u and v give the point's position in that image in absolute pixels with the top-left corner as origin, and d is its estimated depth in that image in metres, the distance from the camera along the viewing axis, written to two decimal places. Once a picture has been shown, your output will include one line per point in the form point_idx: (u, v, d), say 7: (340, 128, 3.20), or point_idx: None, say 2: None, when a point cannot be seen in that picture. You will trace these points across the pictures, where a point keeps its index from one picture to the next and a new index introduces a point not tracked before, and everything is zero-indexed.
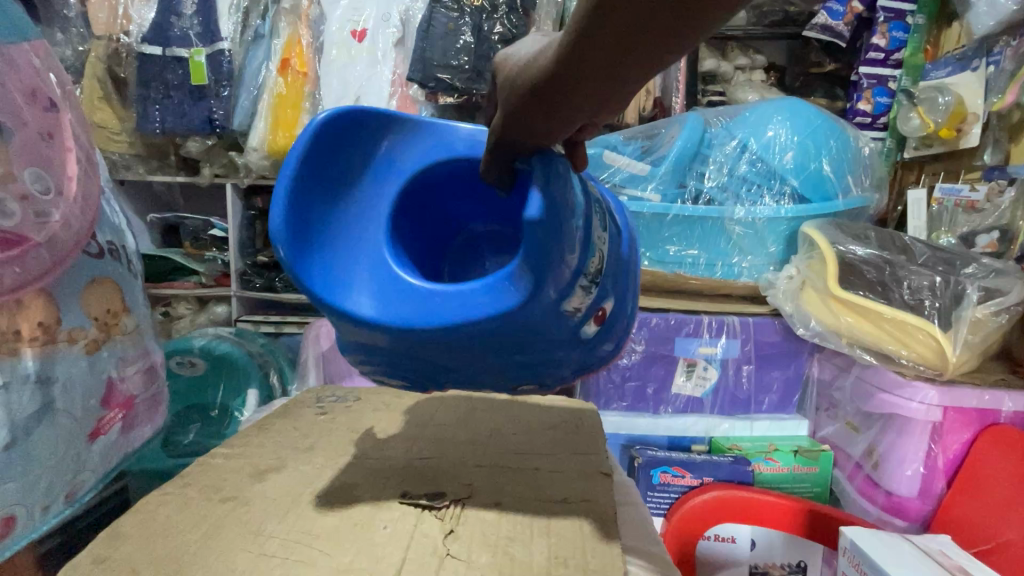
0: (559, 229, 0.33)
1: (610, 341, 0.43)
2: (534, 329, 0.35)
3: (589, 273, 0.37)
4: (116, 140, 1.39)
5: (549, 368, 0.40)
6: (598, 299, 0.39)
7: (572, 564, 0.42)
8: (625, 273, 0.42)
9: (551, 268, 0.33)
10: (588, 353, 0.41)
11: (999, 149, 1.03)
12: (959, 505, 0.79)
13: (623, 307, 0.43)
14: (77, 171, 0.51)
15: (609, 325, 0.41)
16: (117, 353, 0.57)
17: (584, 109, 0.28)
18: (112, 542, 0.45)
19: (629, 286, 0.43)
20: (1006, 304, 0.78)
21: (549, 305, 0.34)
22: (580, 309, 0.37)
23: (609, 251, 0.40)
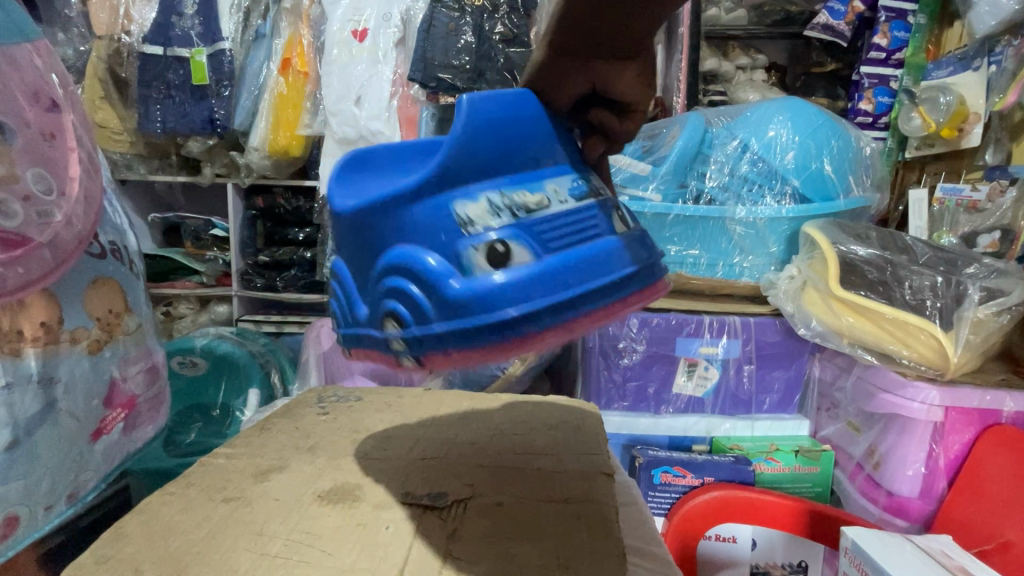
0: (492, 128, 0.33)
1: (494, 316, 0.32)
2: (420, 213, 0.34)
3: (519, 203, 0.34)
4: (117, 139, 1.39)
5: (418, 302, 0.34)
6: (508, 239, 0.33)
7: (574, 567, 0.42)
8: (581, 261, 0.33)
9: (464, 156, 0.33)
10: (463, 306, 0.32)
11: (1000, 149, 1.04)
12: (961, 506, 0.79)
13: (550, 297, 0.32)
14: (79, 172, 0.51)
15: (511, 295, 0.31)
16: (120, 353, 0.58)
17: (581, 65, 0.33)
18: (116, 542, 0.45)
19: (582, 285, 0.32)
20: (1008, 304, 0.78)
21: (448, 195, 0.34)
22: (475, 225, 0.33)
23: (574, 220, 0.34)
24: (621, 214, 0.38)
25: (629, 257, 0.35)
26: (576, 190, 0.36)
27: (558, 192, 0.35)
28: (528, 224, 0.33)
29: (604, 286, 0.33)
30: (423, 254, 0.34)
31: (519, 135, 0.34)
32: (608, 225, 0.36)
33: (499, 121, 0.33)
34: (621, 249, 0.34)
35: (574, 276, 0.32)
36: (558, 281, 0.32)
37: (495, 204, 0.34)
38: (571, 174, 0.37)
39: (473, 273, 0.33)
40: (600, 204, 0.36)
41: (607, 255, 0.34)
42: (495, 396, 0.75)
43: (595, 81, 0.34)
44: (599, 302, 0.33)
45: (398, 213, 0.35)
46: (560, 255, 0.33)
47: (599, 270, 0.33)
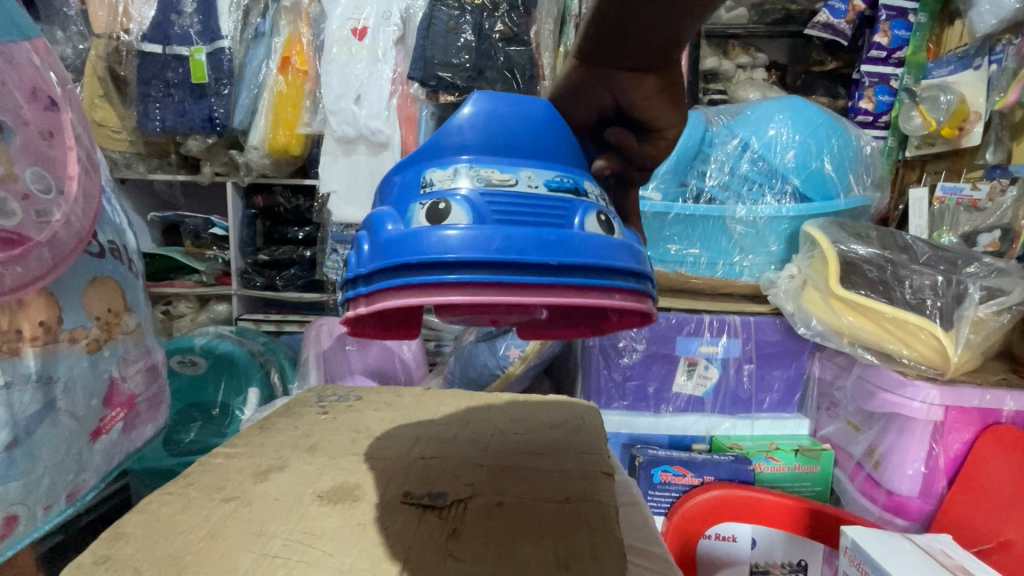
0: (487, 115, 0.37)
1: (404, 255, 0.33)
2: (408, 176, 0.39)
3: (484, 176, 0.35)
4: (116, 138, 1.39)
5: (367, 244, 0.37)
6: (454, 201, 0.34)
7: (573, 567, 0.42)
8: (508, 232, 0.31)
9: (454, 134, 0.38)
10: (389, 247, 0.34)
11: (1001, 148, 1.03)
12: (960, 505, 0.79)
13: (459, 255, 0.31)
14: (78, 171, 0.51)
15: (426, 245, 0.32)
16: (119, 352, 0.57)
17: (606, 76, 0.35)
18: (115, 542, 0.45)
19: (498, 253, 0.31)
20: (1008, 303, 0.78)
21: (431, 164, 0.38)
22: (436, 186, 0.36)
23: (533, 203, 0.34)
24: (602, 219, 0.36)
25: (575, 249, 0.32)
26: (554, 183, 0.36)
27: (531, 178, 0.36)
28: (482, 193, 0.34)
29: (522, 261, 0.31)
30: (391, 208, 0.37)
31: (514, 121, 0.37)
32: (571, 219, 0.34)
33: (498, 110, 0.37)
34: (566, 238, 0.32)
35: (494, 242, 0.31)
36: (479, 233, 0.32)
37: (461, 172, 0.36)
38: (559, 171, 0.37)
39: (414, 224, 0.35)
40: (578, 202, 0.36)
41: (542, 234, 0.32)
42: (495, 396, 0.75)
43: (618, 97, 0.36)
44: (507, 274, 0.31)
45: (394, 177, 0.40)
46: (496, 223, 0.32)
47: (525, 245, 0.31)
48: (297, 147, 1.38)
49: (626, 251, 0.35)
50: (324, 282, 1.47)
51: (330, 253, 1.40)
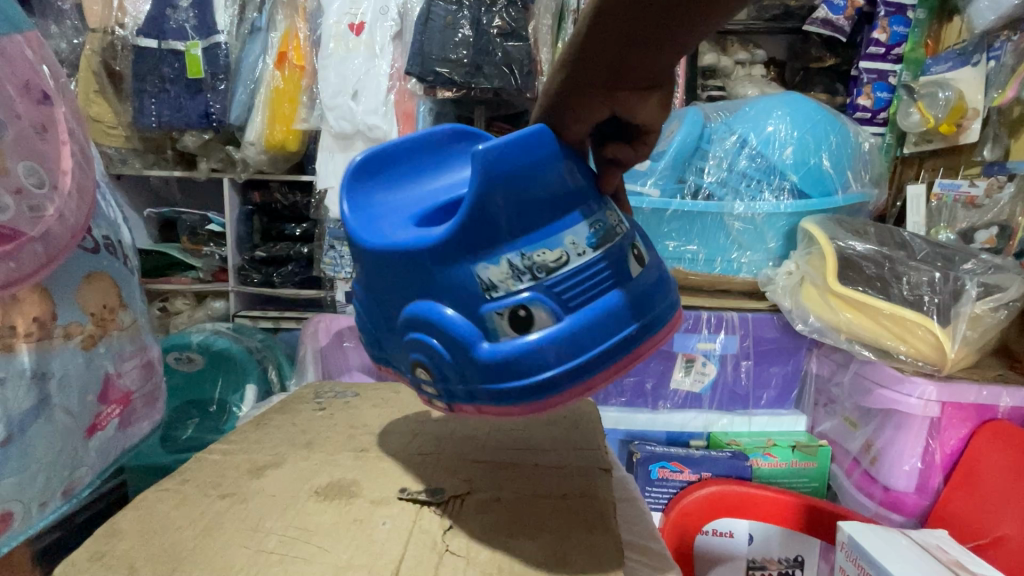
0: (512, 180, 0.35)
1: (518, 376, 0.36)
2: (446, 273, 0.37)
3: (540, 263, 0.36)
4: (112, 133, 1.38)
5: (450, 357, 0.37)
6: (530, 302, 0.36)
7: (571, 563, 0.42)
8: (595, 322, 0.36)
9: (488, 215, 0.35)
10: (492, 367, 0.36)
11: (999, 145, 1.03)
12: (956, 500, 0.79)
13: (564, 359, 0.35)
14: (71, 165, 0.51)
15: (533, 360, 0.35)
16: (114, 348, 0.57)
17: (599, 99, 0.33)
18: (110, 539, 0.45)
19: (596, 345, 0.36)
20: (1005, 299, 0.78)
21: (473, 252, 0.36)
22: (500, 286, 0.36)
23: (593, 277, 0.36)
24: (637, 253, 0.39)
25: (643, 310, 0.37)
26: (594, 238, 0.37)
27: (578, 245, 0.37)
28: (549, 286, 0.36)
29: (615, 344, 0.36)
30: (450, 310, 0.37)
31: (533, 182, 0.35)
32: (624, 274, 0.38)
33: (517, 168, 0.35)
34: (635, 303, 0.37)
35: (589, 337, 0.36)
36: (582, 343, 0.36)
37: (517, 267, 0.36)
38: (588, 219, 0.38)
39: (499, 335, 0.36)
40: (618, 246, 0.38)
41: (620, 312, 0.36)
42: None
43: (619, 114, 0.34)
44: (609, 360, 0.36)
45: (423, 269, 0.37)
46: (579, 317, 0.36)
47: (612, 330, 0.36)
48: (294, 142, 1.37)
49: (665, 278, 0.40)
50: (322, 278, 1.47)
51: (327, 250, 1.40)
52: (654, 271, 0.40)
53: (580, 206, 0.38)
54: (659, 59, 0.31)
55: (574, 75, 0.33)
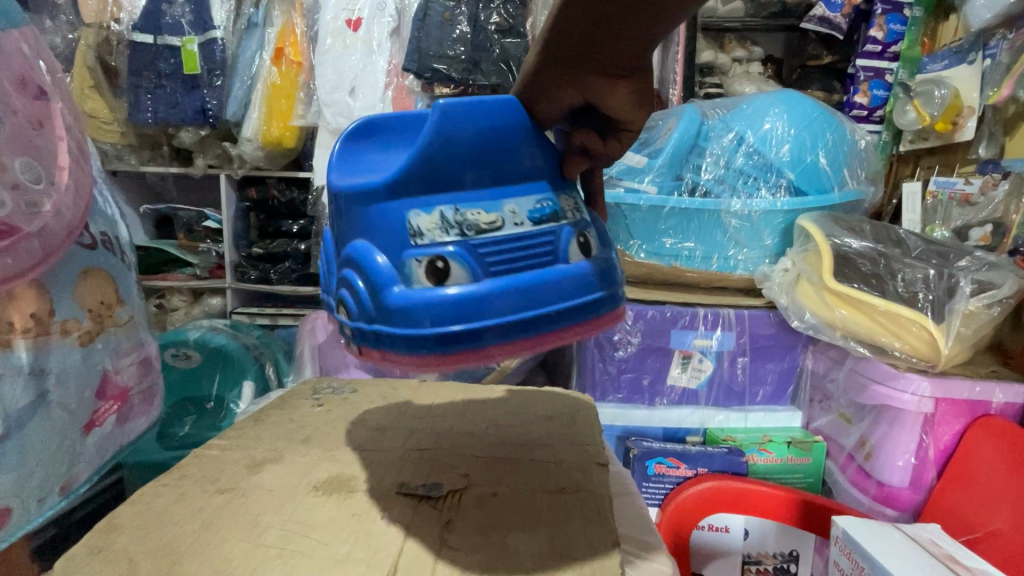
0: (463, 134, 0.35)
1: (421, 323, 0.33)
2: (379, 213, 0.35)
3: (473, 221, 0.35)
4: (108, 129, 1.37)
5: (362, 297, 0.36)
6: (449, 255, 0.34)
7: (570, 555, 0.43)
8: (511, 288, 0.34)
9: (431, 162, 0.35)
10: (396, 313, 0.34)
11: (994, 142, 1.04)
12: (949, 495, 0.80)
13: (469, 319, 0.33)
14: (68, 161, 0.51)
15: (435, 311, 0.33)
16: (112, 344, 0.57)
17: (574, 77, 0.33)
18: (109, 533, 0.45)
19: (507, 312, 0.33)
20: (999, 296, 0.79)
21: (410, 196, 0.35)
22: (427, 234, 0.35)
23: (526, 247, 0.35)
24: (582, 241, 0.38)
25: (570, 290, 0.35)
26: (536, 212, 0.37)
27: (519, 215, 0.36)
28: (475, 243, 0.35)
29: (527, 316, 0.34)
30: (373, 251, 0.35)
31: (484, 141, 0.35)
32: (560, 254, 0.36)
33: (469, 124, 0.35)
34: (564, 281, 0.35)
35: (501, 302, 0.33)
36: (493, 305, 0.33)
37: (448, 219, 0.35)
38: (536, 195, 0.37)
39: (412, 284, 0.34)
40: (560, 226, 0.37)
41: (542, 282, 0.34)
42: (491, 388, 0.75)
43: (590, 97, 0.34)
44: (520, 334, 0.34)
45: (358, 208, 0.36)
46: (496, 280, 0.34)
47: (528, 298, 0.34)
48: (291, 139, 1.37)
49: (610, 273, 0.38)
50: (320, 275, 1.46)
51: None
52: (600, 262, 0.38)
53: (532, 181, 0.37)
54: (632, 44, 0.31)
55: (550, 52, 0.33)
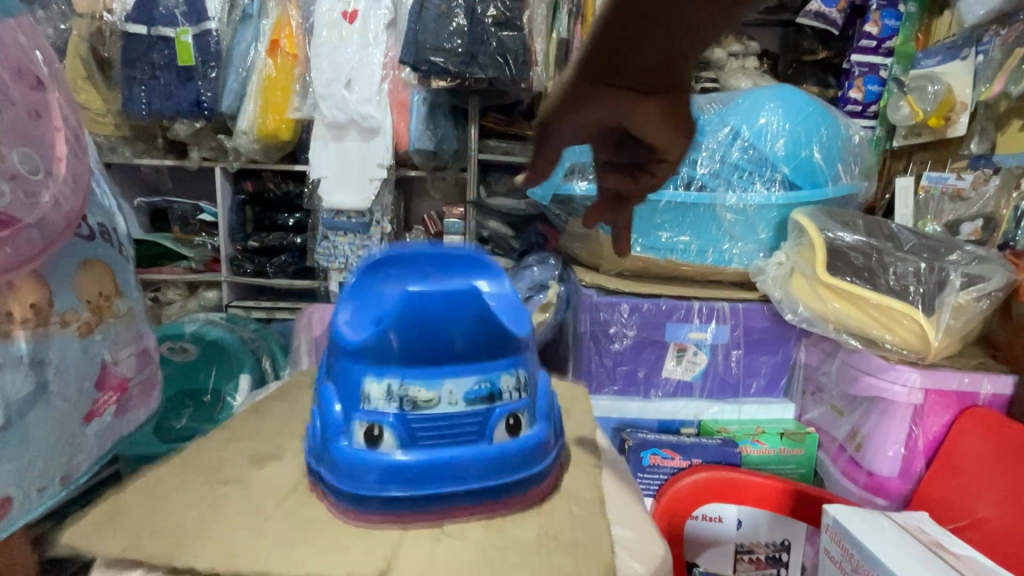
0: (420, 323, 0.45)
1: (358, 486, 0.44)
2: (348, 373, 0.46)
3: (411, 395, 0.44)
4: (102, 121, 1.36)
5: (325, 416, 0.47)
6: (385, 426, 0.44)
7: (563, 538, 0.46)
8: (424, 495, 0.44)
9: (393, 338, 0.45)
10: (342, 471, 0.45)
11: (986, 138, 1.04)
12: (937, 484, 0.82)
13: (390, 489, 0.44)
14: (66, 151, 0.51)
15: (364, 471, 0.44)
16: (111, 335, 0.57)
17: (609, 87, 0.43)
18: (115, 517, 0.45)
19: (420, 492, 0.44)
20: (988, 289, 0.80)
21: (371, 348, 0.45)
22: (376, 400, 0.45)
23: (454, 421, 0.45)
24: (509, 422, 0.47)
25: (477, 476, 0.45)
26: (471, 393, 0.45)
27: (452, 396, 0.45)
28: (410, 418, 0.44)
29: (435, 494, 0.45)
30: (335, 396, 0.47)
31: (434, 321, 0.45)
32: (485, 433, 0.46)
33: (424, 311, 0.45)
34: (475, 463, 0.45)
35: (416, 477, 0.44)
36: (411, 493, 0.44)
37: (392, 391, 0.45)
38: (477, 376, 0.46)
39: (354, 440, 0.45)
40: (492, 410, 0.46)
41: (453, 471, 0.45)
42: None
43: (623, 102, 0.44)
44: (431, 515, 0.45)
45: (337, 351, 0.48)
46: (419, 457, 0.44)
47: (437, 492, 0.45)
48: (287, 132, 1.36)
49: (526, 455, 0.47)
50: (317, 269, 1.46)
51: (321, 240, 1.41)
52: (520, 446, 0.47)
53: (473, 364, 0.46)
54: (655, 57, 0.42)
55: (591, 65, 0.43)
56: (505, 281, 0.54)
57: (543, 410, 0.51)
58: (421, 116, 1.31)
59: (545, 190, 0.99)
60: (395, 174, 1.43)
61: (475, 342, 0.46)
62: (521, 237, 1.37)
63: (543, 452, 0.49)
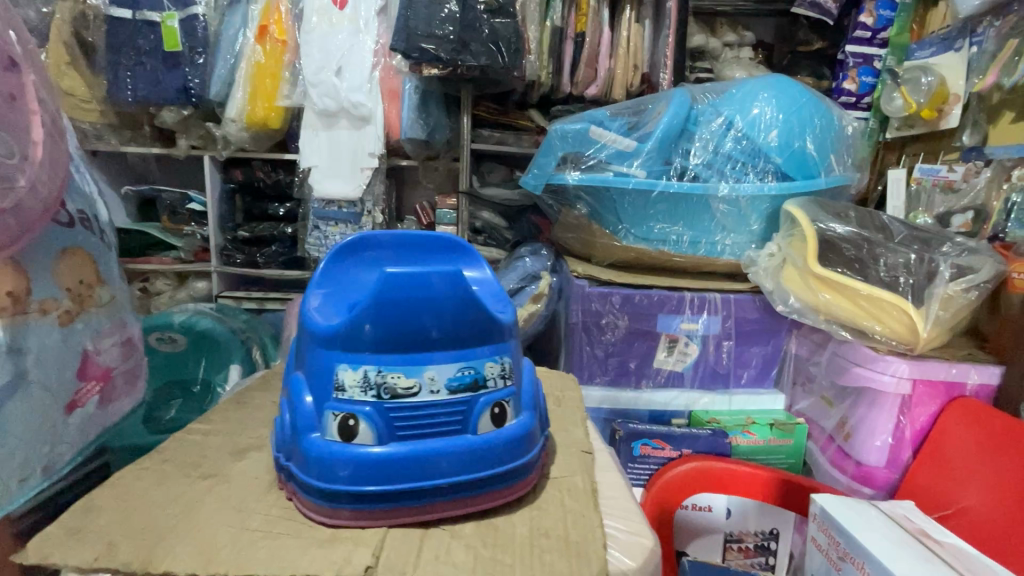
0: (397, 311, 0.43)
1: (328, 480, 0.43)
2: (321, 363, 0.45)
3: (390, 385, 0.44)
4: (86, 108, 1.32)
5: (297, 411, 0.45)
6: (362, 417, 0.43)
7: (555, 534, 0.46)
8: (405, 485, 0.43)
9: (367, 328, 0.44)
10: (313, 464, 0.43)
11: (978, 131, 1.04)
12: (923, 473, 0.82)
13: (369, 483, 0.43)
14: (43, 136, 0.50)
15: (342, 467, 0.43)
16: (92, 325, 0.59)
17: None
18: (86, 515, 0.45)
19: (400, 484, 0.43)
20: (977, 281, 0.80)
21: (346, 338, 0.44)
22: (351, 392, 0.43)
23: (436, 410, 0.45)
24: (492, 412, 0.47)
25: (461, 467, 0.45)
26: (453, 380, 0.45)
27: (434, 383, 0.45)
28: (389, 409, 0.43)
29: (417, 487, 0.44)
30: (308, 390, 0.46)
31: (412, 310, 0.44)
32: (468, 423, 0.46)
33: (400, 299, 0.43)
34: (458, 453, 0.44)
35: (397, 467, 0.43)
36: (386, 484, 0.43)
37: (369, 380, 0.44)
38: (459, 363, 0.46)
39: (327, 433, 0.44)
40: (474, 399, 0.46)
41: (436, 460, 0.44)
42: None
43: None
44: (406, 505, 0.44)
45: (309, 344, 0.46)
46: (396, 448, 0.43)
47: (418, 482, 0.44)
48: (277, 120, 1.33)
49: (511, 446, 0.47)
50: (307, 259, 1.45)
51: (312, 230, 1.40)
52: (503, 435, 0.47)
53: (455, 352, 0.46)
54: None
55: None
56: (484, 267, 0.57)
57: (528, 399, 0.51)
58: (413, 105, 1.29)
59: (537, 180, 0.98)
60: (386, 164, 1.41)
61: (458, 331, 0.45)
62: (515, 228, 1.39)
63: (529, 444, 0.49)
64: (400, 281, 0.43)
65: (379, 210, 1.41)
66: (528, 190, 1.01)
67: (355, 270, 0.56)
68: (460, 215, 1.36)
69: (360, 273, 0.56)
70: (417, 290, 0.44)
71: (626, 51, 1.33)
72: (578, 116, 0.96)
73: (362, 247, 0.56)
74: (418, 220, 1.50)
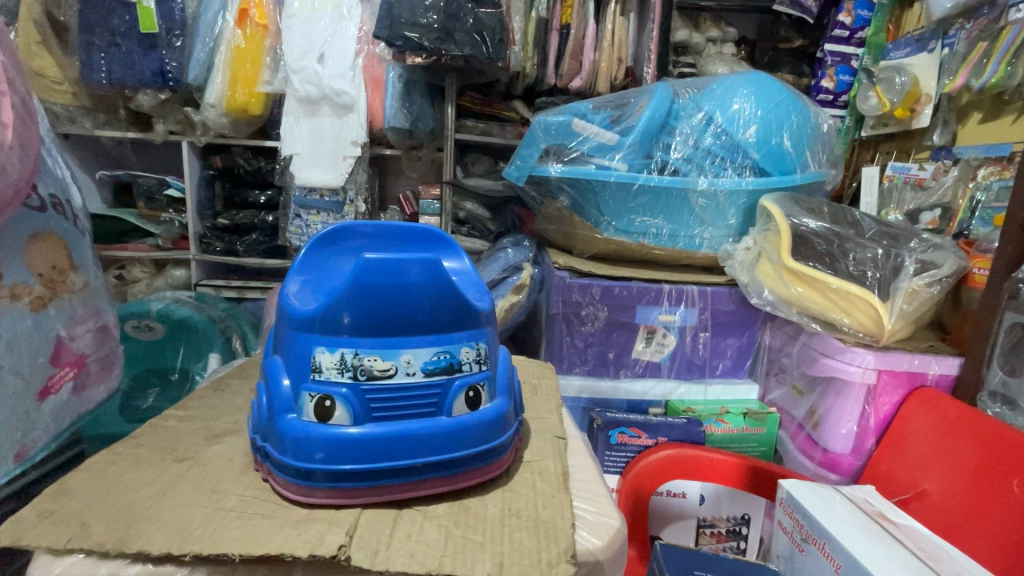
0: (376, 295, 0.44)
1: (306, 460, 0.44)
2: (300, 347, 0.45)
3: (367, 367, 0.44)
4: (58, 89, 1.28)
5: (274, 397, 0.46)
6: (339, 398, 0.44)
7: (526, 515, 0.47)
8: (381, 465, 0.44)
9: (343, 312, 0.44)
10: (288, 446, 0.44)
11: (947, 130, 1.08)
12: (886, 460, 0.86)
13: (344, 462, 0.44)
14: (12, 118, 0.50)
15: (318, 447, 0.43)
16: (66, 311, 0.60)
17: None
18: (60, 498, 0.45)
19: (374, 464, 0.44)
20: (939, 275, 0.85)
21: (325, 321, 0.44)
22: (328, 372, 0.44)
23: (412, 392, 0.45)
24: (468, 396, 0.48)
25: (436, 448, 0.45)
26: (429, 364, 0.46)
27: (410, 365, 0.45)
28: (366, 390, 0.44)
29: (392, 466, 0.44)
30: (287, 372, 0.46)
31: (391, 296, 0.44)
32: (443, 405, 0.47)
33: (377, 284, 0.44)
34: (432, 434, 0.45)
35: (373, 448, 0.44)
36: (360, 461, 0.44)
37: (345, 363, 0.44)
38: (435, 347, 0.46)
39: (303, 414, 0.44)
40: (449, 381, 0.47)
41: (412, 440, 0.45)
42: None
43: None
44: (381, 483, 0.45)
45: (287, 328, 0.47)
46: (369, 426, 0.44)
47: (393, 462, 0.44)
48: (257, 106, 1.31)
49: (485, 427, 0.48)
50: (288, 247, 1.43)
51: (292, 219, 1.39)
52: (478, 418, 0.48)
53: (433, 338, 0.46)
54: None
55: None
56: (464, 258, 0.57)
57: (503, 385, 0.52)
58: (397, 93, 1.30)
59: (520, 171, 0.98)
60: (369, 152, 1.40)
61: (435, 316, 0.46)
62: (498, 220, 1.40)
63: (502, 427, 0.50)
64: (378, 266, 0.44)
65: (362, 199, 1.40)
66: (511, 181, 1.01)
67: (335, 259, 0.56)
68: (444, 206, 1.36)
69: (341, 261, 0.57)
70: (394, 278, 0.44)
71: (611, 45, 1.33)
72: (561, 108, 0.97)
73: (343, 236, 0.57)
74: (401, 210, 1.50)
